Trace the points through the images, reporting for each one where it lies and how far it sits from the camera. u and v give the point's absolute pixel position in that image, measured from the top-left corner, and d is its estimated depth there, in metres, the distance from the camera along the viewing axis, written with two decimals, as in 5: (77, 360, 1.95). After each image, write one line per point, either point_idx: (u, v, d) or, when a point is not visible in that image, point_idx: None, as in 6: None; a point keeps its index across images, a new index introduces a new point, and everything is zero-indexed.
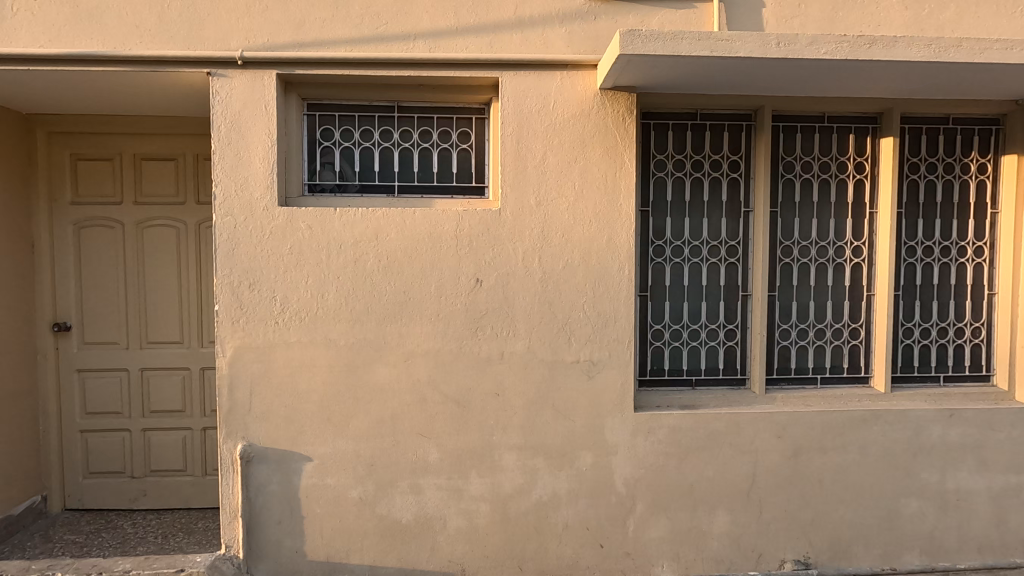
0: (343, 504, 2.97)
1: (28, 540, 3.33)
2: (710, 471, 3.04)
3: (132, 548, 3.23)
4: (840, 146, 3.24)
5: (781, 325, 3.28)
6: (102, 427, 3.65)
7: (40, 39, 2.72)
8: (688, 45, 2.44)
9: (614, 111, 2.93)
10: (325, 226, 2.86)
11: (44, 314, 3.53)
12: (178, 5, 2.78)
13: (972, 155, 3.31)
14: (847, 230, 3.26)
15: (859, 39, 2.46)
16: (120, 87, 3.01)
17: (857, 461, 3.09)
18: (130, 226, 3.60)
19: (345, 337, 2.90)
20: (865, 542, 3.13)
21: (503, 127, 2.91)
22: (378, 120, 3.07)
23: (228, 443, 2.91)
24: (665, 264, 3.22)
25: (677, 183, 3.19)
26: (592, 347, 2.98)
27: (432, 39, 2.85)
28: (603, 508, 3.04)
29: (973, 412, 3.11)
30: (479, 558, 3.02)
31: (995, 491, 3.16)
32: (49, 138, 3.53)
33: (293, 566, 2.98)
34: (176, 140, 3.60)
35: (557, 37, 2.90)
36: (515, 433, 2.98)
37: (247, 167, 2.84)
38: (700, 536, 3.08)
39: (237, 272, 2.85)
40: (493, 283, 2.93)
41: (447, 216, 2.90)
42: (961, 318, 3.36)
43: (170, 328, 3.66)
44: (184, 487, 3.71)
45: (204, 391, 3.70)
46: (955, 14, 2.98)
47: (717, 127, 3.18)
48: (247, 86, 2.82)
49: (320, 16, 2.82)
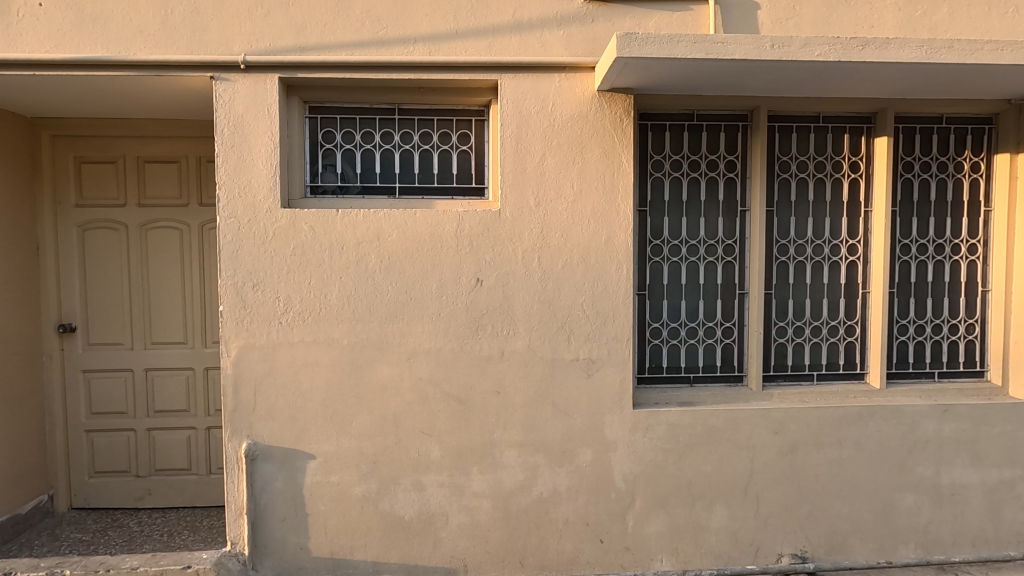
0: (346, 501, 3.01)
1: (36, 538, 3.38)
2: (708, 467, 3.08)
3: (138, 546, 3.27)
4: (835, 145, 3.29)
5: (777, 322, 3.33)
6: (107, 427, 3.70)
7: (46, 45, 2.76)
8: (685, 49, 2.48)
9: (612, 112, 2.97)
10: (327, 227, 2.90)
11: (49, 314, 3.57)
12: (181, 10, 2.82)
13: (966, 154, 3.35)
14: (842, 228, 3.31)
15: (851, 41, 2.50)
16: (125, 91, 3.05)
17: (853, 455, 3.14)
18: (134, 228, 3.64)
19: (348, 337, 2.95)
20: (861, 535, 3.18)
21: (502, 128, 2.95)
22: (378, 123, 3.11)
23: (233, 442, 2.95)
24: (663, 264, 3.27)
25: (674, 182, 3.24)
26: (591, 346, 3.03)
27: (432, 43, 2.89)
28: (603, 503, 3.08)
29: (966, 407, 3.16)
30: (480, 554, 3.07)
31: (988, 485, 3.20)
32: (53, 141, 3.56)
33: (297, 562, 3.02)
34: (179, 143, 3.64)
35: (555, 39, 2.94)
36: (515, 430, 3.03)
37: (250, 170, 2.88)
38: (699, 531, 3.12)
39: (241, 272, 2.89)
40: (493, 283, 2.98)
41: (447, 216, 2.94)
42: (955, 315, 3.41)
43: (174, 329, 3.70)
44: (188, 486, 3.75)
45: (208, 391, 3.75)
46: (948, 15, 3.02)
47: (714, 127, 3.23)
48: (249, 92, 2.86)
49: (321, 20, 2.87)
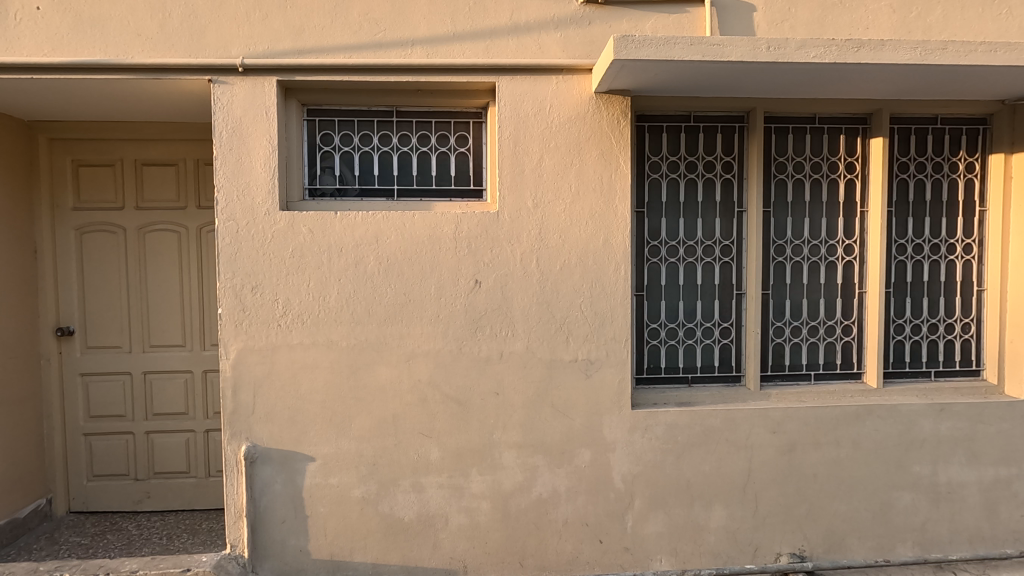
0: (346, 503, 3.02)
1: (34, 542, 3.37)
2: (707, 467, 3.10)
3: (138, 549, 3.28)
4: (831, 146, 3.30)
5: (775, 322, 3.34)
6: (105, 430, 3.69)
7: (43, 48, 2.77)
8: (681, 50, 2.49)
9: (609, 114, 2.99)
10: (326, 229, 2.91)
11: (47, 318, 3.57)
12: (179, 13, 2.83)
13: (961, 155, 3.37)
14: (838, 229, 3.33)
15: (846, 43, 2.52)
16: (123, 94, 3.05)
17: (850, 454, 3.15)
18: (133, 231, 3.64)
19: (347, 339, 2.95)
20: (859, 534, 3.19)
21: (500, 131, 2.96)
22: (377, 125, 3.12)
23: (232, 444, 2.95)
24: (660, 264, 3.28)
25: (672, 183, 3.25)
26: (589, 346, 3.04)
27: (429, 45, 2.90)
28: (602, 504, 3.09)
29: (963, 406, 3.18)
30: (480, 556, 3.08)
31: (984, 483, 3.22)
32: (50, 145, 3.56)
33: (297, 565, 3.03)
34: (177, 145, 3.64)
35: (552, 41, 2.95)
36: (515, 431, 3.03)
37: (248, 172, 2.88)
38: (697, 531, 3.13)
39: (240, 275, 2.89)
40: (492, 284, 2.98)
41: (446, 218, 2.95)
42: (950, 314, 3.43)
43: (173, 331, 3.70)
44: (187, 489, 3.75)
45: (207, 393, 3.75)
46: (942, 16, 3.04)
47: (711, 128, 3.24)
48: (247, 94, 2.87)
49: (319, 23, 2.87)
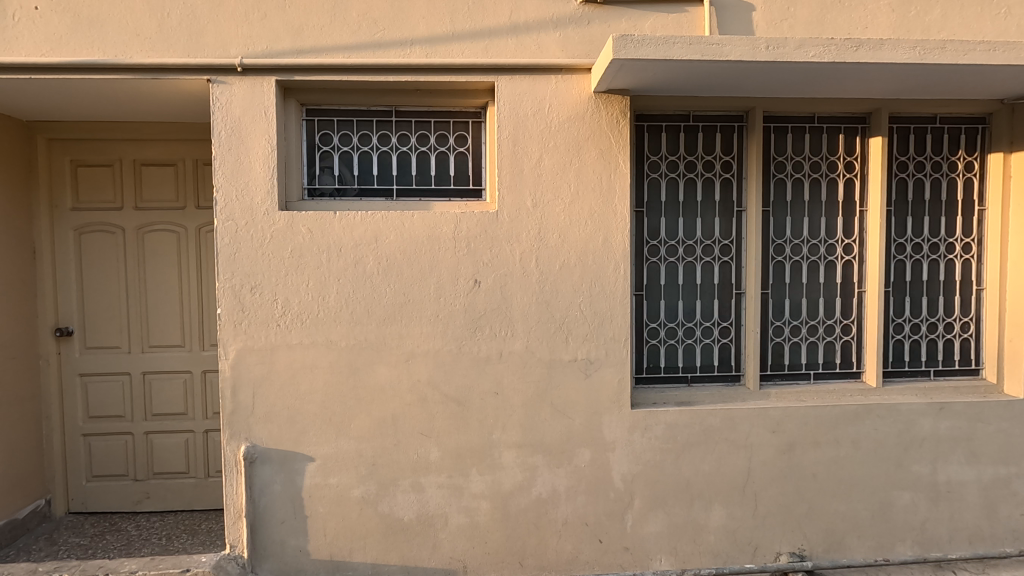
0: (345, 503, 3.01)
1: (33, 543, 3.37)
2: (707, 466, 3.10)
3: (137, 549, 3.27)
4: (830, 145, 3.31)
5: (775, 321, 3.34)
6: (104, 431, 3.69)
7: (42, 48, 2.76)
8: (680, 50, 2.49)
9: (608, 113, 2.98)
10: (325, 229, 2.90)
11: (46, 319, 3.56)
12: (177, 13, 2.82)
13: (960, 154, 3.37)
14: (838, 228, 3.32)
15: (845, 42, 2.52)
16: (121, 94, 3.05)
17: (850, 454, 3.15)
18: (131, 231, 3.63)
19: (346, 339, 2.95)
20: (858, 533, 3.19)
21: (499, 131, 2.96)
22: (376, 125, 3.12)
23: (232, 444, 2.95)
24: (660, 264, 3.28)
25: (671, 183, 3.25)
26: (589, 346, 3.03)
27: (428, 45, 2.90)
28: (601, 504, 3.09)
29: (963, 405, 3.18)
30: (480, 556, 3.07)
31: (984, 482, 3.22)
32: (48, 145, 3.56)
33: (296, 565, 3.02)
34: (176, 145, 3.64)
35: (551, 41, 2.95)
36: (514, 431, 3.03)
37: (248, 172, 2.88)
38: (697, 530, 3.13)
39: (239, 275, 2.89)
40: (491, 284, 2.98)
41: (445, 218, 2.95)
42: (949, 313, 3.43)
43: (172, 331, 3.69)
44: (186, 489, 3.75)
45: (206, 394, 3.74)
46: (940, 15, 3.04)
47: (710, 128, 3.24)
48: (246, 94, 2.87)
49: (318, 22, 2.87)
